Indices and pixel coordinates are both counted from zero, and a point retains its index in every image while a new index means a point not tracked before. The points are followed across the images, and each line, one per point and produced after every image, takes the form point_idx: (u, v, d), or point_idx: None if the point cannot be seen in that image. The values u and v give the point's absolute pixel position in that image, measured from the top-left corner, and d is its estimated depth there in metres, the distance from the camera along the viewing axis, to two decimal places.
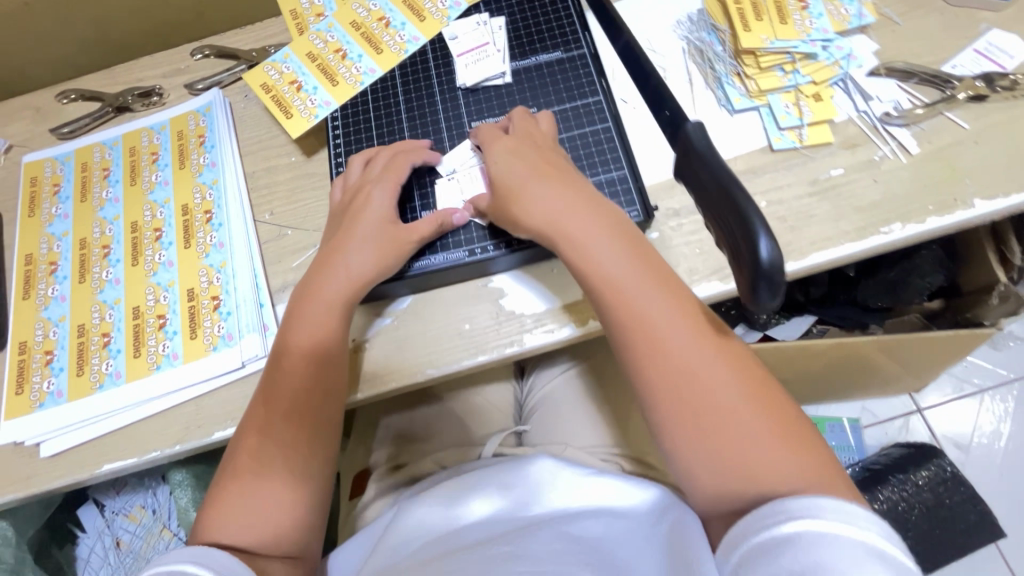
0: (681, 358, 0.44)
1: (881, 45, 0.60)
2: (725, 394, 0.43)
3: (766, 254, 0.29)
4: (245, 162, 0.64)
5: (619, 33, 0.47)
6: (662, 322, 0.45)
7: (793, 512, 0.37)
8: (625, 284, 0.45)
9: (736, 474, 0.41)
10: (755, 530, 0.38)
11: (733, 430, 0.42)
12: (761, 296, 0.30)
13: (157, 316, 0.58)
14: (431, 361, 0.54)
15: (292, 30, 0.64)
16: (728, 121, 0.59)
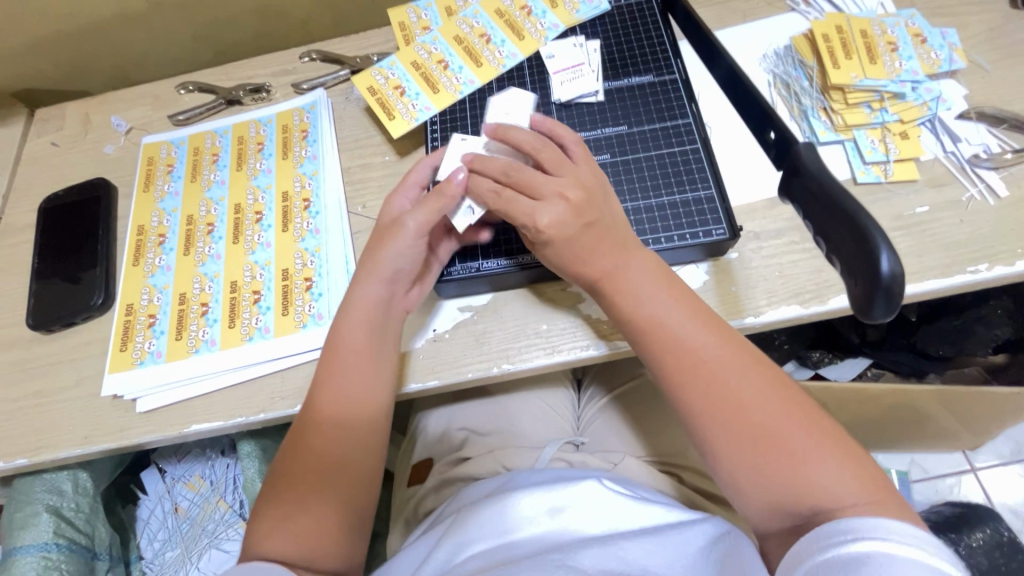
0: (721, 387, 0.45)
1: (971, 90, 0.61)
2: (766, 413, 0.44)
3: (888, 271, 0.35)
4: (342, 157, 0.69)
5: (722, 62, 0.53)
6: (706, 357, 0.46)
7: (860, 531, 0.37)
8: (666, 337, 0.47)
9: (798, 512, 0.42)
10: (821, 547, 0.38)
11: (779, 450, 0.43)
12: (875, 309, 0.36)
13: (252, 291, 0.62)
14: (507, 357, 0.56)
15: (399, 40, 0.69)
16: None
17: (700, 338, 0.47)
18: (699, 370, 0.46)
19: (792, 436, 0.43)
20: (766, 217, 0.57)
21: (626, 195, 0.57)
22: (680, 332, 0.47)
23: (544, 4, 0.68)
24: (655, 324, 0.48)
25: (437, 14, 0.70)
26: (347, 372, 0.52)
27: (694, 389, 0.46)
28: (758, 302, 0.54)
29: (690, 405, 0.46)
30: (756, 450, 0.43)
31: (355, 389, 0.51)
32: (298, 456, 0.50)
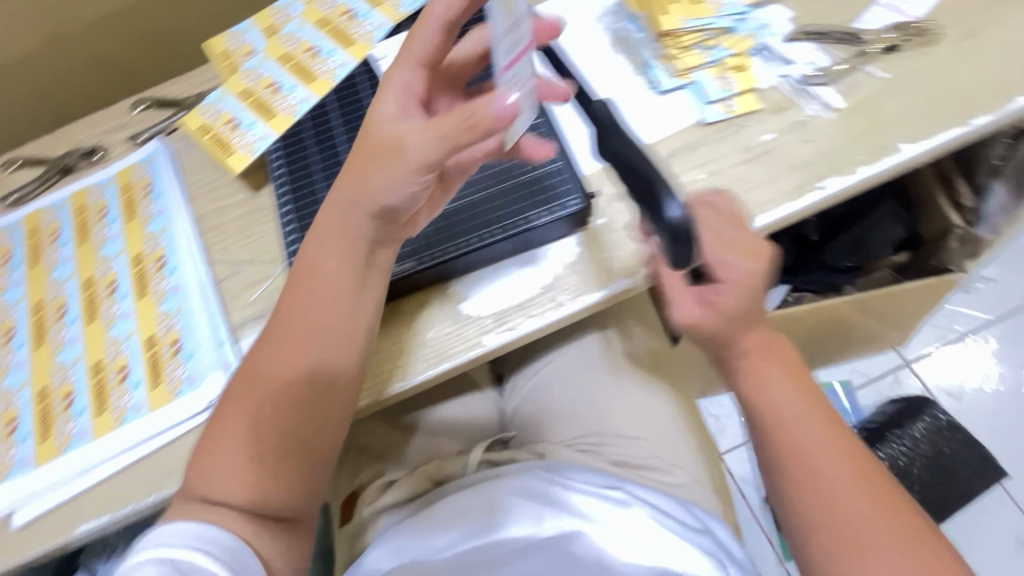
0: (794, 431, 0.43)
1: (794, 11, 0.62)
2: (837, 470, 0.42)
3: (678, 219, 0.44)
4: (193, 205, 0.65)
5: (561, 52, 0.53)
6: (783, 408, 0.44)
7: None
8: (766, 388, 0.45)
9: (856, 572, 0.39)
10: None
11: (846, 511, 0.40)
12: (679, 255, 0.46)
13: (118, 369, 0.58)
14: (397, 375, 0.54)
15: (224, 72, 0.64)
16: (658, 107, 0.59)
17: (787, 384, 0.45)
18: (812, 445, 0.42)
19: (864, 499, 0.41)
20: (626, 176, 0.57)
21: (475, 187, 0.55)
22: (794, 402, 0.44)
23: (366, 4, 0.64)
24: (758, 398, 0.45)
25: (258, 35, 0.65)
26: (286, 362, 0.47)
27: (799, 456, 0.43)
28: (631, 264, 0.54)
29: (771, 444, 0.44)
30: (826, 500, 0.41)
31: (325, 366, 0.47)
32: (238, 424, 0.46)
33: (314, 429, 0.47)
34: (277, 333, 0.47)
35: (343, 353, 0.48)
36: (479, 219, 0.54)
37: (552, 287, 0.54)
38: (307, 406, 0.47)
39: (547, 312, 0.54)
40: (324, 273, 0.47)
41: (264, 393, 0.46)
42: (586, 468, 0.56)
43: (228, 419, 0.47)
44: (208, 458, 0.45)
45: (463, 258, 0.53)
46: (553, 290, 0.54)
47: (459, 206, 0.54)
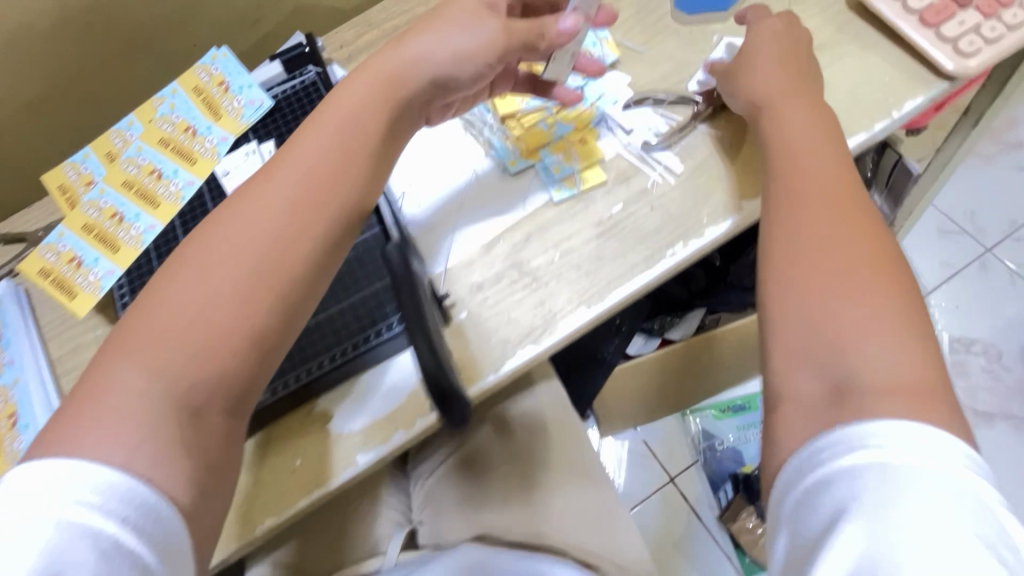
0: (812, 188, 0.46)
1: (633, 75, 0.63)
2: (854, 277, 0.40)
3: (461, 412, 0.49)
4: (50, 348, 0.61)
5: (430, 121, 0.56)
6: (815, 171, 0.47)
7: (871, 438, 0.34)
8: (787, 150, 0.49)
9: (821, 352, 0.39)
10: (814, 467, 0.35)
11: (846, 340, 0.39)
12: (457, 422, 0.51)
13: None
14: (268, 510, 0.51)
15: (63, 206, 0.62)
16: (488, 209, 0.59)
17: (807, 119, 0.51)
18: (829, 190, 0.45)
19: (858, 329, 0.39)
20: (483, 266, 0.57)
21: (331, 301, 0.56)
22: (824, 164, 0.47)
23: (207, 118, 0.63)
24: (779, 143, 0.50)
25: (98, 163, 0.63)
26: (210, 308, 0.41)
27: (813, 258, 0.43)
28: (495, 357, 0.54)
29: (795, 215, 0.45)
30: (816, 298, 0.41)
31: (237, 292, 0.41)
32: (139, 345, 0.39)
33: (241, 365, 0.41)
34: (185, 263, 0.42)
35: (259, 301, 0.42)
36: (340, 333, 0.55)
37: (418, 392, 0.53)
38: (238, 355, 0.41)
39: (418, 420, 0.52)
40: (269, 189, 0.44)
41: (166, 374, 0.39)
42: (509, 556, 0.58)
43: (109, 360, 0.39)
44: (103, 457, 0.36)
45: (327, 375, 0.54)
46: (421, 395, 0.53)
47: (318, 323, 0.56)
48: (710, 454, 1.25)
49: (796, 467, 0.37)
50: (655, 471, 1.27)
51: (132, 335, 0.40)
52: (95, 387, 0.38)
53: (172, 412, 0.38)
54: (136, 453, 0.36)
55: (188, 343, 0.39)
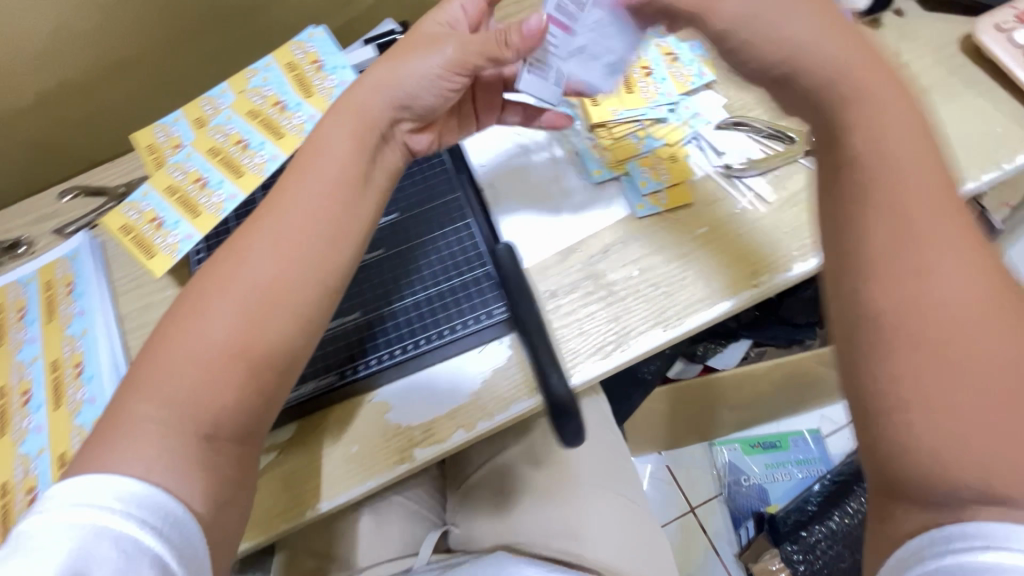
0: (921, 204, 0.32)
1: (728, 97, 0.62)
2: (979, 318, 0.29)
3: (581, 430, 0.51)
4: (119, 304, 0.62)
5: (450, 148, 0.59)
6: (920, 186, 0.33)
7: (1016, 538, 0.26)
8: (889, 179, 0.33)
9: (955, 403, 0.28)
10: (934, 554, 0.28)
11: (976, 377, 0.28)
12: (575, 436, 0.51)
13: (26, 491, 0.54)
14: (321, 494, 0.51)
15: (149, 165, 0.62)
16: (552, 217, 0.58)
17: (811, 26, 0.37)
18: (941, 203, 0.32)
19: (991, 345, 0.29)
20: (558, 273, 0.56)
21: (403, 292, 0.56)
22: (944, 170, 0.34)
23: (297, 94, 0.63)
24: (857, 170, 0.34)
25: (187, 127, 0.64)
26: (226, 304, 0.40)
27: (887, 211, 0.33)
28: (563, 368, 0.52)
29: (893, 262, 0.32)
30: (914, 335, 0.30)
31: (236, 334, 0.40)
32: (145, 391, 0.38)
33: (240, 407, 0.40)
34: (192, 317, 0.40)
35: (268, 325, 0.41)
36: (411, 326, 0.55)
37: (483, 394, 0.52)
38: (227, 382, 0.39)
39: (477, 423, 0.51)
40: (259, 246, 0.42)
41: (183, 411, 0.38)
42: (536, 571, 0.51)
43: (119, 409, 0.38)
44: (126, 471, 0.35)
45: (393, 367, 0.54)
46: (483, 398, 0.52)
47: (389, 313, 0.55)
48: (734, 489, 1.23)
49: (918, 549, 0.29)
50: (676, 500, 1.24)
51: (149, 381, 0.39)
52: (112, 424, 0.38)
53: (187, 440, 0.38)
54: (155, 465, 0.36)
55: (212, 355, 0.39)
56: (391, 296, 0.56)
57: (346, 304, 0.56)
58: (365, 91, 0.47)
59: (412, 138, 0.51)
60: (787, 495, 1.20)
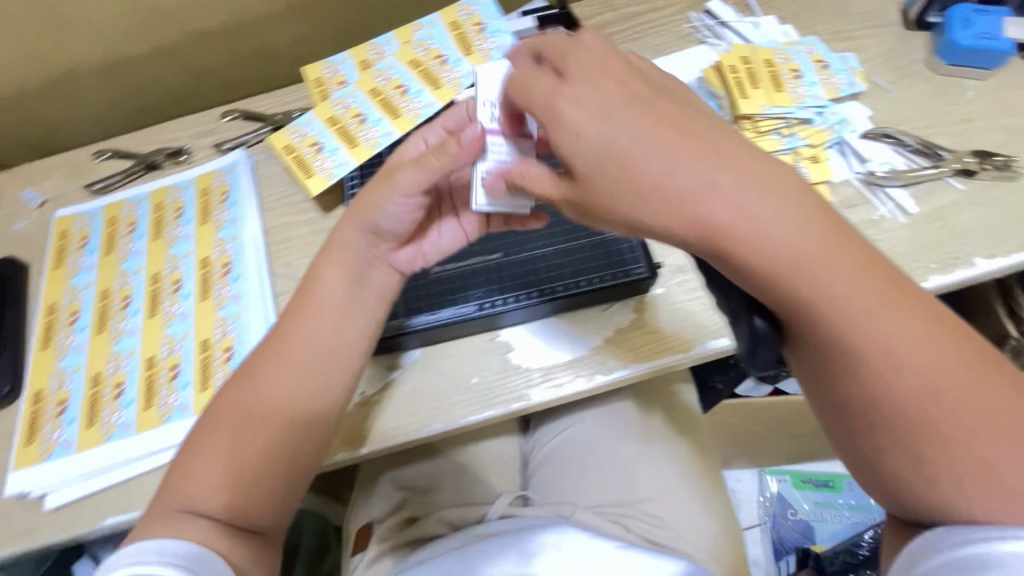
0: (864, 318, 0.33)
1: (875, 110, 0.63)
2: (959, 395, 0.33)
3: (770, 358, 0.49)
4: (265, 217, 0.67)
5: None
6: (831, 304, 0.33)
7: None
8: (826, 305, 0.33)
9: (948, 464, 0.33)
10: (953, 544, 0.32)
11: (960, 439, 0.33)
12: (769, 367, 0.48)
13: (170, 367, 0.59)
14: (438, 416, 0.54)
15: (315, 96, 0.68)
16: None
17: (640, 156, 0.35)
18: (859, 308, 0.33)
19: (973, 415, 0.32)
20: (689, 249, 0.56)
21: (537, 242, 0.58)
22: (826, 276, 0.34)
23: (458, 51, 0.67)
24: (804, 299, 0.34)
25: (353, 67, 0.69)
26: (259, 402, 0.47)
27: (851, 356, 0.34)
28: (686, 338, 0.54)
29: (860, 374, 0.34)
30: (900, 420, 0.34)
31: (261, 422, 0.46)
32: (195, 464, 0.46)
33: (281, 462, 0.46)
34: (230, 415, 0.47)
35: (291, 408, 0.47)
36: (540, 275, 0.56)
37: (603, 350, 0.55)
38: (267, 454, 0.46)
39: (596, 376, 0.54)
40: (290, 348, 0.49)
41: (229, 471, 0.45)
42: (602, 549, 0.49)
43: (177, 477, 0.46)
44: (191, 503, 0.44)
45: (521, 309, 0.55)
46: (603, 353, 0.55)
47: (521, 260, 0.57)
48: (779, 521, 1.19)
49: (940, 539, 0.33)
50: None
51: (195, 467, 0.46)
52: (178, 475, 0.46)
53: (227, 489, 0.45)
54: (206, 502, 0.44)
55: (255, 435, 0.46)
56: (525, 245, 0.58)
57: (482, 246, 0.58)
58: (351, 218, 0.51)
59: (401, 254, 0.53)
60: (834, 537, 1.16)
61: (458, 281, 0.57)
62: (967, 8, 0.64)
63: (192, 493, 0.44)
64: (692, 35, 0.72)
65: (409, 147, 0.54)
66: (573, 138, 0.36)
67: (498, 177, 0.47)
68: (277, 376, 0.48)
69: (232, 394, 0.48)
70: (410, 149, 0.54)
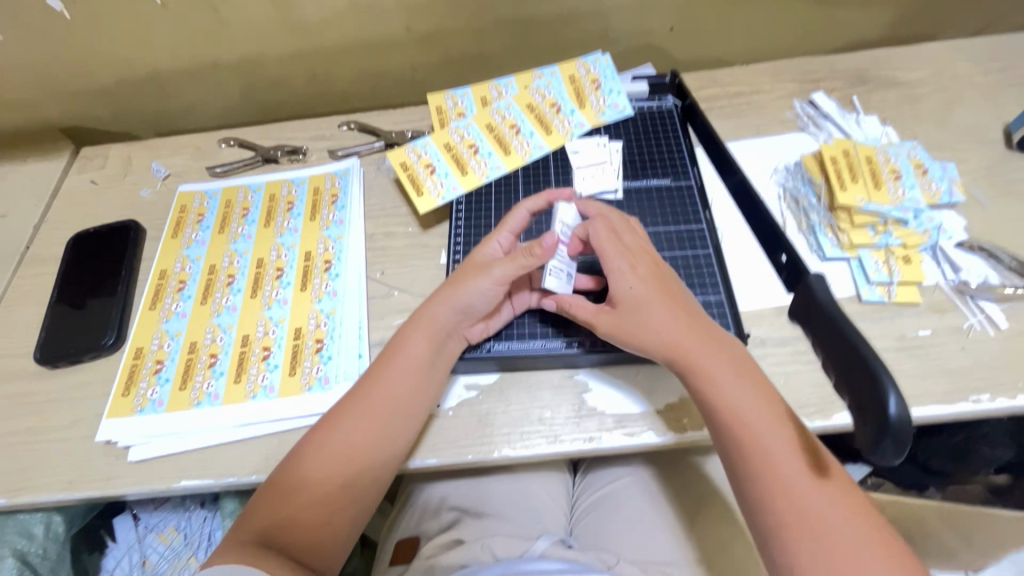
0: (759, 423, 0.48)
1: (971, 222, 0.64)
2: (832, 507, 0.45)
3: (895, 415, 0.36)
4: (368, 224, 0.72)
5: None
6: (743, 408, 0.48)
7: None
8: (737, 408, 0.48)
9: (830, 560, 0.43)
10: None
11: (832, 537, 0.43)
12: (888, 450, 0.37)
13: (262, 347, 0.63)
14: (508, 442, 0.55)
15: (435, 123, 0.73)
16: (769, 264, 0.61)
17: (667, 322, 0.52)
18: (757, 422, 0.48)
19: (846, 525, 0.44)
20: (774, 324, 0.57)
21: None
22: (745, 390, 0.49)
23: (573, 103, 0.72)
24: (726, 405, 0.49)
25: (473, 102, 0.74)
26: (346, 437, 0.52)
27: (753, 452, 0.47)
28: None
29: (768, 468, 0.46)
30: (796, 511, 0.45)
31: (346, 456, 0.52)
32: (278, 478, 0.52)
33: (345, 496, 0.52)
34: (318, 441, 0.52)
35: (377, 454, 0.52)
36: None
37: (679, 409, 0.56)
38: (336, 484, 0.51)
39: (669, 433, 0.55)
40: (381, 389, 0.54)
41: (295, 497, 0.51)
42: None
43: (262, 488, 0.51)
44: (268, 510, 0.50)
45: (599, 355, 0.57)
46: (678, 412, 0.56)
47: None
48: None
49: None
50: None
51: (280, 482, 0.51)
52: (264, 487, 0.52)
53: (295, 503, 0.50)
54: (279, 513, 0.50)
55: (331, 468, 0.51)
56: None
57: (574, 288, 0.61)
58: (438, 303, 0.56)
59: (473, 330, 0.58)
60: None
61: (546, 318, 0.60)
62: None
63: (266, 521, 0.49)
64: (794, 121, 0.76)
65: (489, 241, 0.59)
66: (626, 291, 0.54)
67: (558, 278, 0.56)
68: (360, 416, 0.53)
69: (314, 435, 0.53)
70: (491, 245, 0.59)
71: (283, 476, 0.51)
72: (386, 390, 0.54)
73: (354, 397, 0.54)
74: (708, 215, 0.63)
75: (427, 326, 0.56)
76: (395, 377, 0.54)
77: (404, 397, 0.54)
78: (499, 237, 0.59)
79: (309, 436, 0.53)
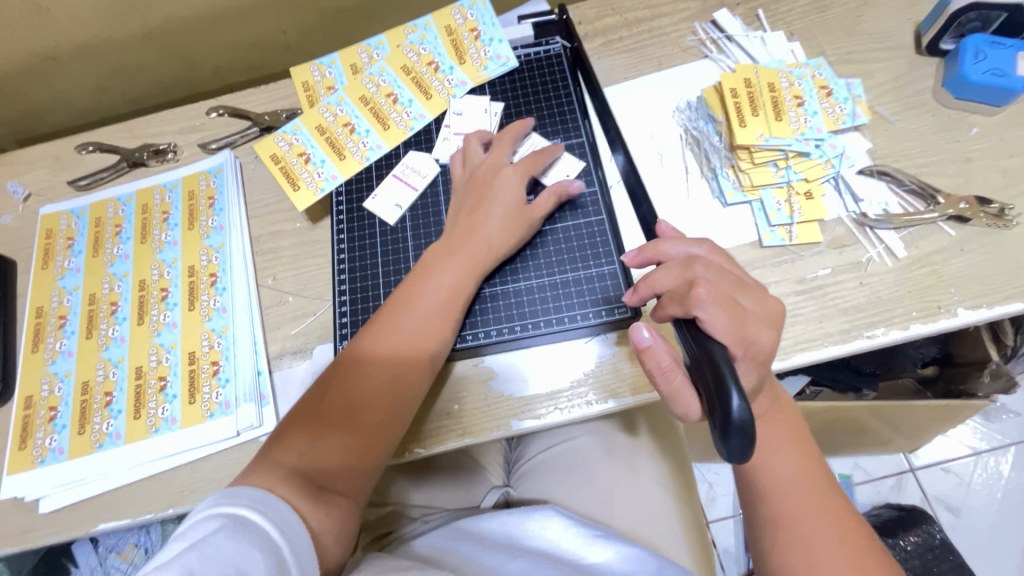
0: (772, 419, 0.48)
1: (874, 143, 0.61)
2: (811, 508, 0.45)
3: (736, 411, 0.34)
4: (251, 225, 0.66)
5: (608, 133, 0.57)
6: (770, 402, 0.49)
7: None
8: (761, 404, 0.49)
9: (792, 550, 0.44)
10: None
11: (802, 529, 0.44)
12: (732, 446, 0.34)
13: (158, 378, 0.60)
14: (418, 441, 0.55)
15: (303, 102, 0.66)
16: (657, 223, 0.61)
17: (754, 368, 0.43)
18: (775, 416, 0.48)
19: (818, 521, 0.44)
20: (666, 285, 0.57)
21: (521, 275, 0.59)
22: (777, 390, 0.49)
23: (451, 59, 0.65)
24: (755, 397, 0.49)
25: (342, 71, 0.67)
26: (391, 352, 0.51)
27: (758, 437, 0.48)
28: None
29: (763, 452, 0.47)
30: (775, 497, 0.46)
31: (403, 363, 0.51)
32: (322, 400, 0.50)
33: (376, 418, 0.49)
34: (384, 343, 0.51)
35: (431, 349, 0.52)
36: (514, 312, 0.58)
37: (582, 382, 0.55)
38: (375, 404, 0.49)
39: (575, 409, 0.54)
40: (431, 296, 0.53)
41: (329, 428, 0.48)
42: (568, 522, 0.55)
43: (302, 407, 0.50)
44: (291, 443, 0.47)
45: (497, 344, 0.57)
46: (582, 387, 0.55)
47: (506, 291, 0.58)
48: None
49: None
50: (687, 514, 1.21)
51: (322, 401, 0.49)
52: (301, 412, 0.50)
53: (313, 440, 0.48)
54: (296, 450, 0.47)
55: (378, 389, 0.50)
56: (513, 276, 0.59)
57: None
58: (492, 205, 0.56)
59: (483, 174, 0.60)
60: None
61: None
62: (982, 38, 0.60)
63: (304, 439, 0.48)
64: (696, 48, 0.69)
65: (509, 172, 0.58)
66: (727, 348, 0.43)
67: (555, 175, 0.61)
68: (415, 327, 0.52)
69: (365, 347, 0.51)
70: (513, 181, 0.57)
71: (332, 397, 0.49)
72: (439, 294, 0.53)
73: (415, 287, 0.54)
74: (598, 176, 0.61)
75: (465, 231, 0.56)
76: (458, 287, 0.54)
77: (452, 301, 0.53)
78: (520, 173, 0.58)
79: (361, 349, 0.51)
